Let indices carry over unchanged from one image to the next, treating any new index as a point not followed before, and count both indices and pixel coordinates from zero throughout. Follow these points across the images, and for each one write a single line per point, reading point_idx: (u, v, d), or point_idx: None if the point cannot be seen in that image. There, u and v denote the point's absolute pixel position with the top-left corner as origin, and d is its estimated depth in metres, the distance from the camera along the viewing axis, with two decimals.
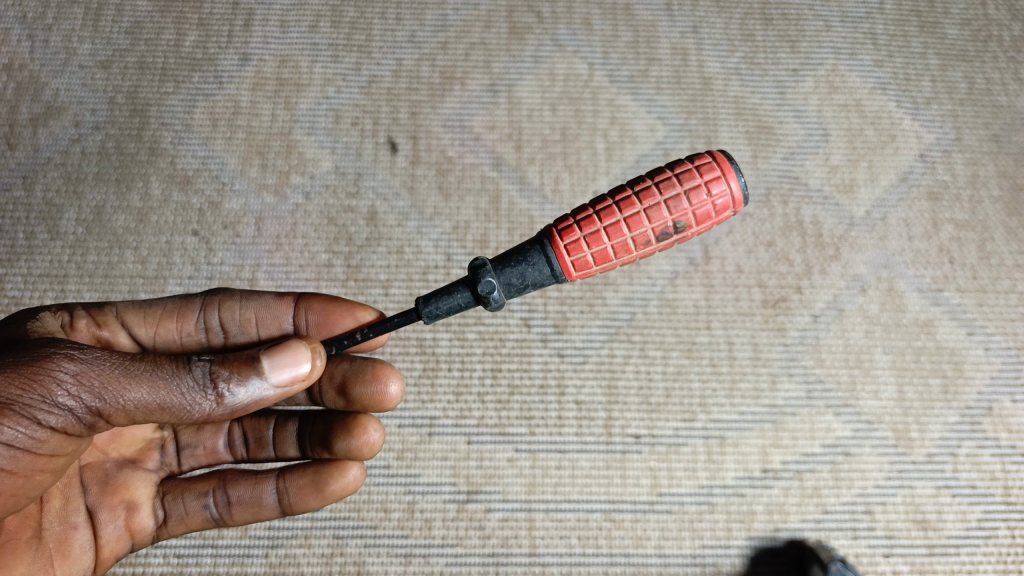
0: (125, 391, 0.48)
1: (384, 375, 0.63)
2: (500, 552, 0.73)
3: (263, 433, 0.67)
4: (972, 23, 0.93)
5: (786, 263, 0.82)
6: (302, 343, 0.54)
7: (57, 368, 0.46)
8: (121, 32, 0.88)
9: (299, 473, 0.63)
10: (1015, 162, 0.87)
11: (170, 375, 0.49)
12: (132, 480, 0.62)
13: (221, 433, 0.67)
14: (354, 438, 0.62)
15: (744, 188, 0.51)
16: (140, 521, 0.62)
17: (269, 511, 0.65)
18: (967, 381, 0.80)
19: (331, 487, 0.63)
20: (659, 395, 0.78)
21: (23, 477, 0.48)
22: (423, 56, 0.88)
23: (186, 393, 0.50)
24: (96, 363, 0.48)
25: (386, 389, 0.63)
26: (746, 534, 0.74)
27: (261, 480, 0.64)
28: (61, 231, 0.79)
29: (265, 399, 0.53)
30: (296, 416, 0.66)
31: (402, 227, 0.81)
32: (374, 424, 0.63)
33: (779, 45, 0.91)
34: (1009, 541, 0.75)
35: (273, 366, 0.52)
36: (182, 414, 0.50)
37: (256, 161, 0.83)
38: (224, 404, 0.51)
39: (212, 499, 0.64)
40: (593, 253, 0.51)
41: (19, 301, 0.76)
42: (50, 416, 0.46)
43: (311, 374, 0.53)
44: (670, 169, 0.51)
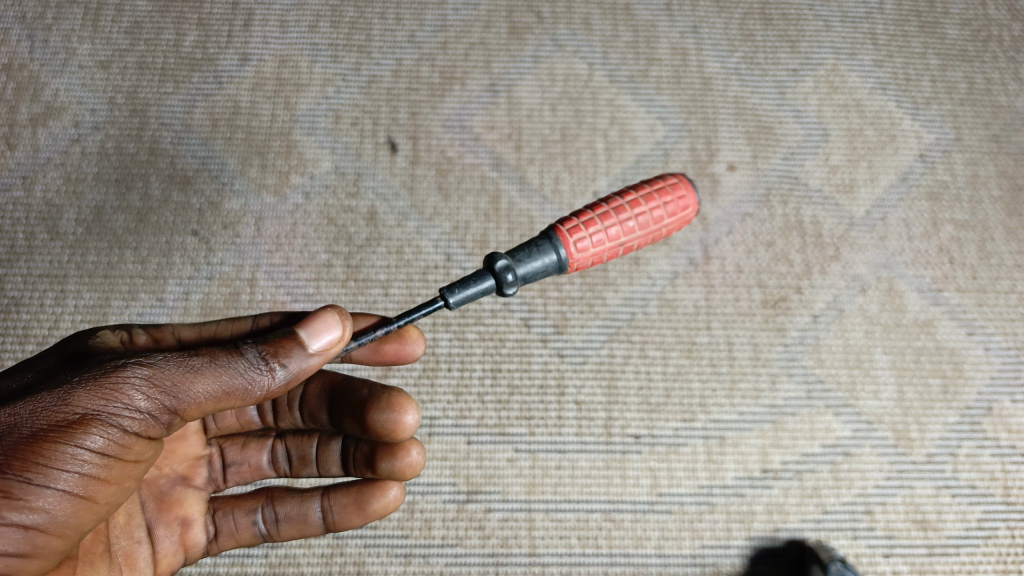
0: (193, 385, 0.47)
1: (401, 403, 0.56)
2: (500, 552, 0.72)
3: (305, 450, 0.64)
4: (972, 23, 0.93)
5: (786, 263, 0.82)
6: (330, 309, 0.53)
7: (132, 374, 0.46)
8: (122, 32, 0.89)
9: (343, 492, 0.61)
10: (1015, 162, 0.87)
11: (226, 361, 0.49)
12: (186, 496, 0.61)
13: (264, 448, 0.64)
14: (393, 460, 0.59)
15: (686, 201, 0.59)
16: (196, 535, 0.61)
17: (315, 528, 0.63)
18: (968, 381, 0.79)
19: (374, 506, 0.61)
20: (658, 395, 0.77)
21: (115, 486, 0.47)
22: (423, 56, 0.89)
23: (245, 373, 0.49)
24: (166, 364, 0.47)
25: (402, 418, 0.56)
26: (746, 534, 0.73)
27: (306, 499, 0.62)
28: (61, 231, 0.80)
29: (313, 368, 0.52)
30: (336, 434, 0.63)
31: (402, 227, 0.81)
32: (414, 445, 0.59)
33: (778, 46, 0.91)
34: (1010, 541, 0.74)
35: (310, 334, 0.52)
36: (244, 395, 0.49)
37: (256, 161, 0.83)
38: (282, 376, 0.50)
39: (261, 515, 0.63)
40: (593, 242, 0.54)
41: (18, 301, 0.77)
42: (131, 421, 0.46)
43: (344, 335, 0.53)
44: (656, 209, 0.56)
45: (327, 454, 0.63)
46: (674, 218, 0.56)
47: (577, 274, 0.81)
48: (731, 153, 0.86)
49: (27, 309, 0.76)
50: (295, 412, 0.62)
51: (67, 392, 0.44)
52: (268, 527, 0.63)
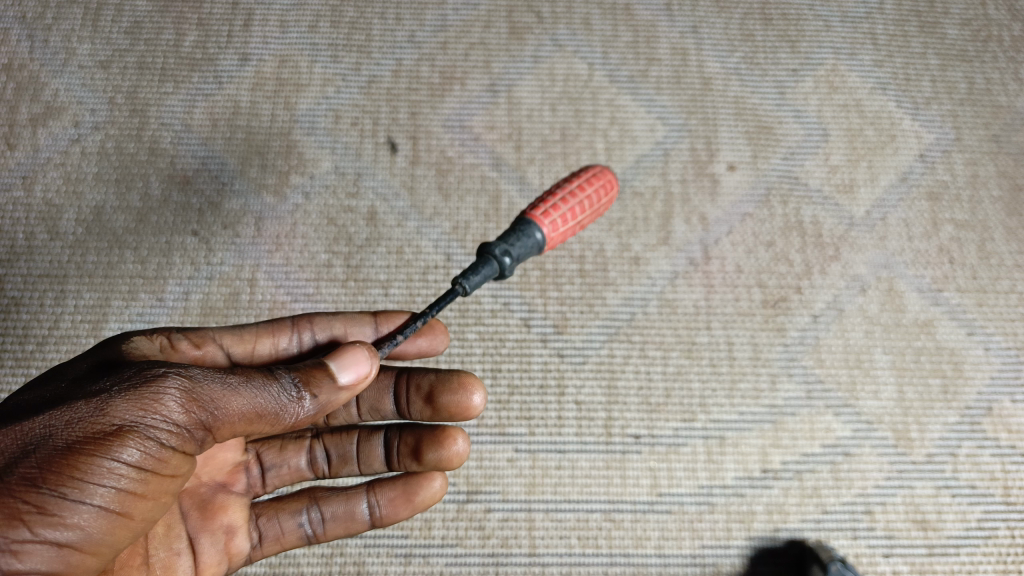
0: (231, 403, 0.48)
1: (469, 384, 0.63)
2: (500, 552, 0.72)
3: (347, 448, 0.66)
4: (972, 23, 0.93)
5: (786, 263, 0.82)
6: (359, 345, 0.52)
7: (167, 386, 0.46)
8: (122, 32, 0.89)
9: (390, 485, 0.64)
10: (1015, 162, 0.87)
11: (262, 384, 0.49)
12: (229, 502, 0.61)
13: (303, 450, 0.66)
14: (444, 449, 0.63)
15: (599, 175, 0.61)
16: (238, 544, 0.61)
17: (361, 525, 0.65)
18: (968, 381, 0.79)
19: (420, 497, 0.64)
20: (658, 395, 0.77)
21: (151, 501, 0.46)
22: (423, 56, 0.89)
23: (278, 398, 0.49)
24: (202, 378, 0.47)
25: (471, 399, 0.63)
26: (747, 534, 0.73)
27: (353, 495, 0.64)
28: (61, 231, 0.80)
29: (340, 401, 0.53)
30: (381, 428, 0.66)
31: (402, 227, 0.81)
32: (461, 435, 0.63)
33: (779, 45, 0.91)
34: (1009, 541, 0.74)
35: (340, 366, 0.51)
36: (278, 421, 0.50)
37: (256, 161, 0.83)
38: (316, 405, 0.51)
39: (306, 516, 0.63)
40: (564, 223, 0.56)
41: (18, 301, 0.76)
42: (167, 435, 0.46)
43: (372, 373, 0.52)
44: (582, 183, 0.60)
45: (371, 450, 0.66)
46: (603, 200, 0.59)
47: (576, 274, 0.81)
48: (731, 153, 0.86)
49: (27, 309, 0.76)
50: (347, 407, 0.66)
51: (104, 402, 0.44)
52: (314, 529, 0.64)
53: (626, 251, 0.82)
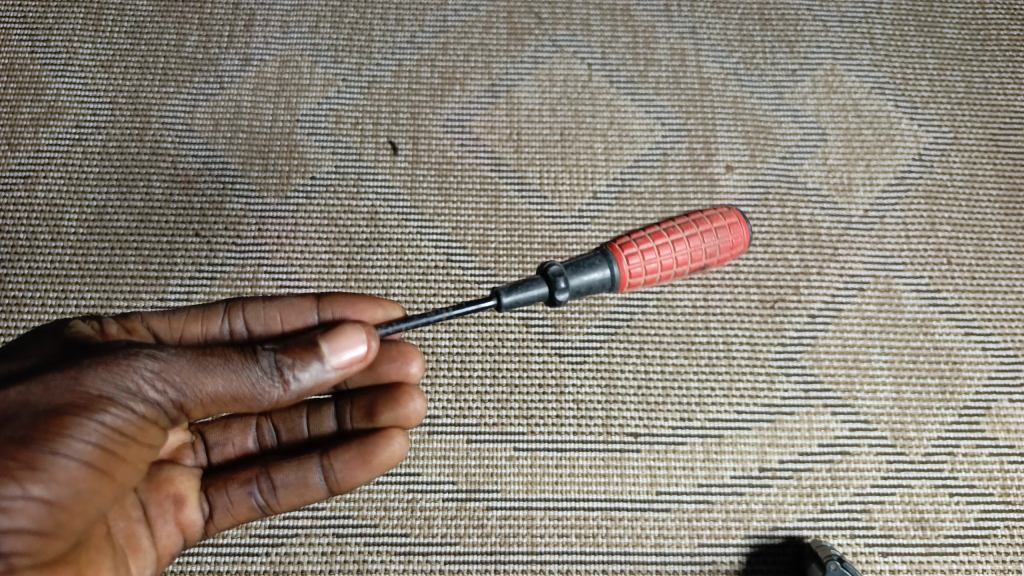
0: (204, 385, 0.53)
1: (408, 353, 0.68)
2: (499, 550, 0.73)
3: (296, 424, 0.68)
4: (970, 24, 0.94)
5: (783, 263, 0.83)
6: (358, 325, 0.58)
7: (142, 363, 0.51)
8: (123, 33, 0.89)
9: (345, 448, 0.63)
10: (1013, 162, 0.88)
11: (240, 365, 0.54)
12: (174, 475, 0.62)
13: (249, 430, 0.68)
14: (400, 408, 0.66)
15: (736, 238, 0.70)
16: (188, 516, 0.62)
17: (316, 492, 0.63)
18: (965, 381, 0.80)
19: (380, 457, 0.63)
20: (657, 394, 0.78)
21: (130, 465, 0.52)
22: (424, 57, 0.89)
23: (256, 381, 0.54)
24: (174, 358, 0.53)
25: (409, 367, 0.68)
26: (745, 533, 0.74)
27: (306, 461, 0.63)
28: (63, 231, 0.81)
29: (328, 382, 0.57)
30: (330, 403, 0.68)
31: (403, 227, 0.82)
32: (417, 396, 0.66)
33: (777, 46, 0.92)
34: (1007, 540, 0.75)
35: (332, 349, 0.56)
36: (252, 399, 0.55)
37: (258, 161, 0.84)
38: (292, 390, 0.55)
39: (256, 486, 0.63)
40: (642, 266, 0.68)
41: (20, 300, 0.78)
42: (142, 407, 0.51)
43: (369, 354, 0.58)
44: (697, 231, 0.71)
45: (320, 424, 0.68)
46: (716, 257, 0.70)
47: None
48: (729, 154, 0.87)
49: (29, 308, 0.77)
50: None
51: (82, 374, 0.50)
52: (260, 501, 0.63)
53: None
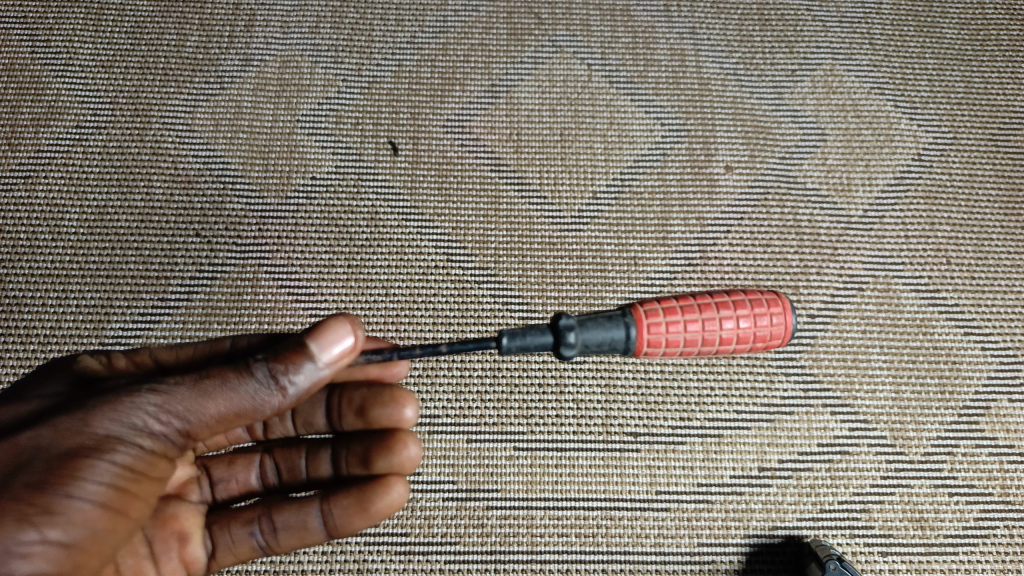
0: (205, 408, 0.51)
1: (402, 398, 0.63)
2: (499, 550, 0.73)
3: (296, 463, 0.66)
4: (970, 25, 0.94)
5: (782, 263, 0.83)
6: (342, 317, 0.55)
7: (145, 399, 0.51)
8: (123, 33, 0.90)
9: (343, 494, 0.61)
10: (1013, 162, 0.88)
11: (236, 382, 0.52)
12: (179, 511, 0.62)
13: (253, 466, 0.67)
14: (395, 455, 0.62)
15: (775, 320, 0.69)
16: (193, 552, 0.62)
17: (316, 536, 0.62)
18: (965, 381, 0.80)
19: (377, 506, 0.60)
20: (656, 393, 0.78)
21: (142, 500, 0.52)
22: (424, 58, 0.89)
23: (255, 394, 0.52)
24: (174, 388, 0.51)
25: (403, 413, 0.63)
26: (745, 533, 0.74)
27: (306, 504, 0.61)
28: (63, 231, 0.81)
29: (322, 380, 0.54)
30: (327, 445, 0.66)
31: (403, 227, 0.82)
32: (413, 441, 0.62)
33: (776, 46, 0.92)
34: (1007, 540, 0.75)
35: (321, 347, 0.53)
36: (255, 413, 0.53)
37: (258, 162, 0.84)
38: (290, 395, 0.53)
39: (258, 527, 0.62)
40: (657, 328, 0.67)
41: (21, 300, 0.78)
42: (150, 442, 0.51)
43: (357, 344, 0.55)
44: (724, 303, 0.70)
45: (318, 466, 0.66)
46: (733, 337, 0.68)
47: (576, 273, 0.81)
48: (729, 154, 0.87)
49: (30, 308, 0.78)
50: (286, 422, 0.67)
51: (87, 416, 0.50)
52: (262, 540, 0.62)
53: (625, 250, 0.82)
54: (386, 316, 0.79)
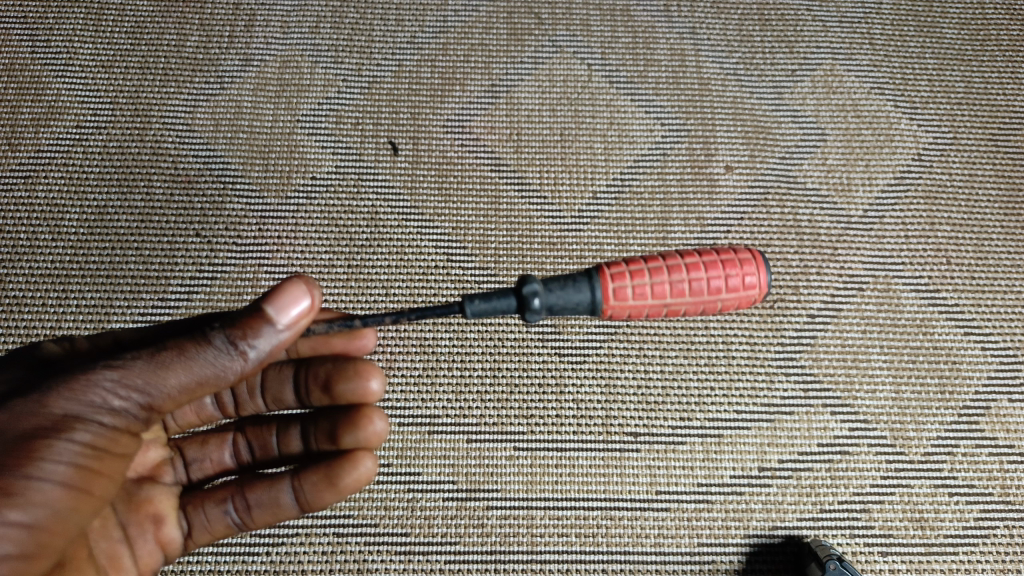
0: (164, 379, 0.51)
1: (366, 371, 0.63)
2: (499, 550, 0.73)
3: (268, 440, 0.66)
4: (970, 24, 0.94)
5: (782, 263, 0.83)
6: (296, 279, 0.54)
7: (101, 376, 0.50)
8: (123, 33, 0.90)
9: (312, 471, 0.60)
10: (1012, 162, 0.88)
11: (195, 352, 0.51)
12: (152, 493, 0.62)
13: (226, 444, 0.66)
14: (360, 431, 0.61)
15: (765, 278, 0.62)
16: (169, 533, 0.62)
17: (289, 511, 0.62)
18: (965, 380, 0.80)
19: (345, 481, 0.60)
20: (656, 393, 0.78)
21: (105, 478, 0.52)
22: (424, 58, 0.90)
23: (216, 361, 0.52)
24: (130, 362, 0.51)
25: (369, 386, 0.63)
26: (744, 533, 0.74)
27: (277, 481, 0.61)
28: (64, 231, 0.81)
29: (284, 342, 0.54)
30: (296, 421, 0.65)
31: (403, 227, 0.82)
32: (379, 416, 0.62)
33: (777, 47, 0.92)
34: (1007, 540, 0.75)
35: (278, 310, 0.52)
36: (218, 380, 0.52)
37: (258, 162, 0.84)
38: (253, 359, 0.52)
39: (231, 505, 0.62)
40: (634, 290, 0.59)
41: (21, 300, 0.78)
42: (110, 417, 0.51)
43: (314, 305, 0.54)
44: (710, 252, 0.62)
45: (290, 443, 0.65)
46: (711, 299, 0.61)
47: None
48: (729, 154, 0.87)
49: (30, 308, 0.78)
50: (256, 400, 0.67)
51: (43, 398, 0.50)
52: (236, 519, 0.63)
53: (625, 251, 0.82)
54: (386, 316, 0.79)
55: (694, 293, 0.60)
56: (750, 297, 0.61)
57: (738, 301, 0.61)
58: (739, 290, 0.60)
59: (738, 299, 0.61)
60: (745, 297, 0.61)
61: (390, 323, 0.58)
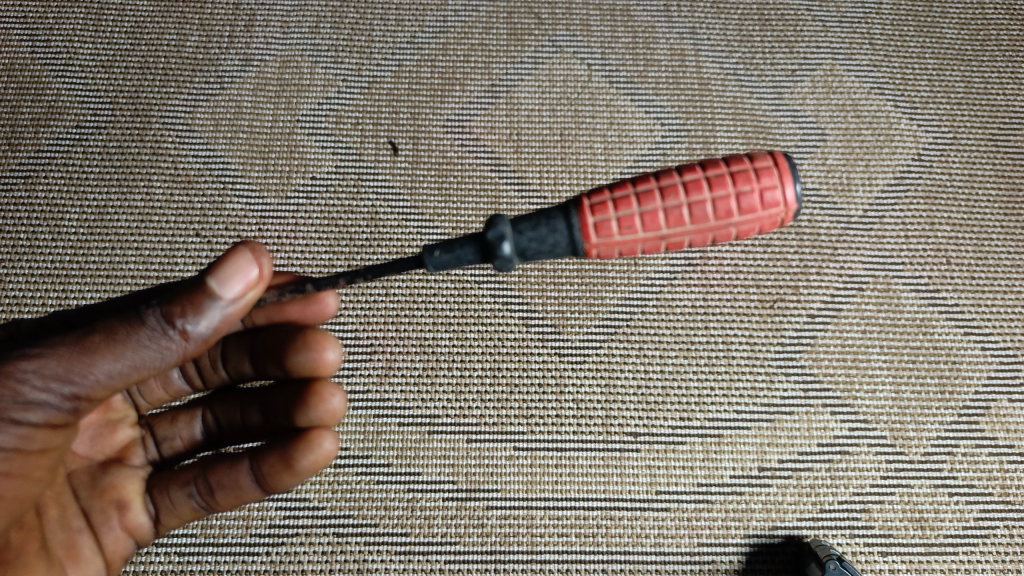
0: (92, 366, 0.50)
1: (320, 342, 0.62)
2: (499, 550, 0.73)
3: (235, 416, 0.66)
4: (970, 24, 0.94)
5: (782, 263, 0.83)
6: (241, 248, 0.51)
7: (18, 368, 0.49)
8: (123, 33, 0.90)
9: (269, 453, 0.58)
10: (1012, 162, 0.88)
11: (127, 335, 0.49)
12: (116, 479, 0.61)
13: (195, 421, 0.67)
14: (317, 408, 0.60)
15: (797, 196, 0.50)
16: (135, 518, 0.61)
17: (252, 494, 0.60)
18: (964, 380, 0.80)
19: (302, 463, 0.57)
20: (657, 393, 0.78)
21: (19, 478, 0.52)
22: (424, 58, 0.89)
23: (150, 344, 0.50)
24: (53, 351, 0.49)
25: (323, 357, 0.62)
26: (744, 532, 0.74)
27: (237, 463, 0.59)
28: (63, 231, 0.81)
29: (230, 318, 0.52)
30: (258, 400, 0.65)
31: (403, 227, 0.82)
32: (335, 391, 0.60)
33: (777, 47, 0.92)
34: (1006, 539, 0.75)
35: (222, 283, 0.50)
36: (155, 364, 0.51)
37: (258, 161, 0.84)
38: (193, 338, 0.51)
39: (195, 488, 0.61)
40: (620, 223, 0.49)
41: (21, 300, 0.78)
42: (32, 411, 0.50)
43: (263, 276, 0.52)
44: (725, 164, 0.50)
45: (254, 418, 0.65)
46: (717, 227, 0.50)
47: (575, 273, 0.81)
48: (729, 154, 0.87)
49: (30, 308, 0.78)
50: (221, 372, 0.67)
51: None
52: (201, 502, 0.61)
53: None
54: (386, 316, 0.79)
55: (695, 221, 0.50)
56: (769, 216, 0.50)
57: (752, 224, 0.50)
58: (752, 211, 0.50)
59: (753, 222, 0.50)
60: (761, 220, 0.50)
61: (345, 284, 0.54)
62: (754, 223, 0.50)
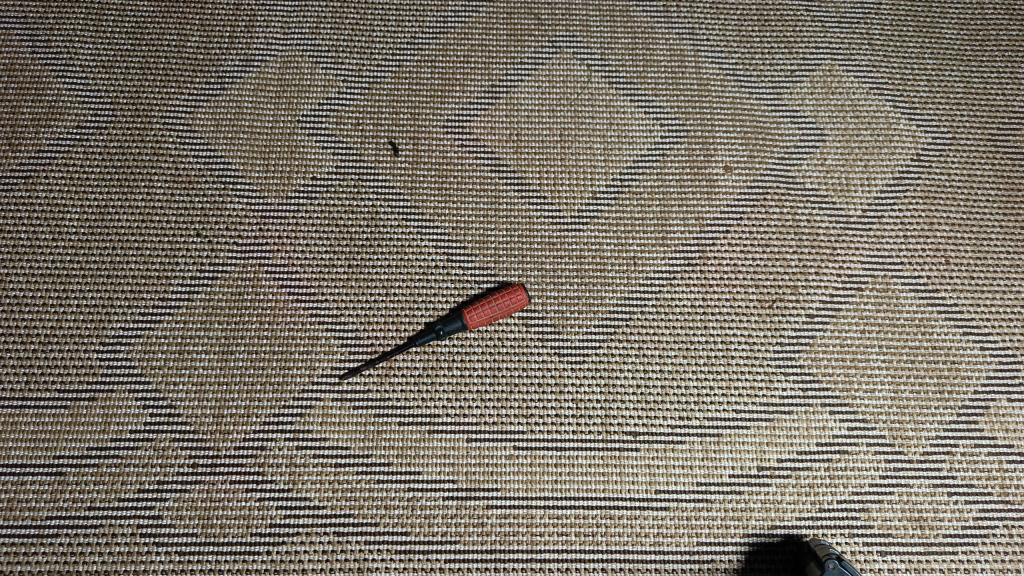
0: None
1: None
2: (500, 548, 0.74)
3: None
4: (971, 24, 0.93)
5: (782, 263, 0.83)
6: None
7: None
8: (122, 32, 0.89)
9: None
10: (1012, 162, 0.88)
11: None
12: None
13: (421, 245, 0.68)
14: None
15: (525, 289, 0.78)
16: None
17: None
18: (964, 380, 0.80)
19: None
20: (656, 392, 0.78)
21: None
22: (424, 58, 0.89)
23: None
24: None
25: None
26: (743, 531, 0.75)
27: None
28: (64, 232, 0.82)
29: None
30: None
31: (403, 227, 0.83)
32: None
33: (778, 47, 0.91)
34: (1005, 539, 0.75)
35: None
36: None
37: (259, 162, 0.85)
38: None
39: None
40: (486, 315, 0.76)
41: (21, 300, 0.79)
42: None
43: None
44: (506, 293, 0.76)
45: None
46: (513, 334, 0.79)
47: (575, 273, 0.81)
48: (728, 155, 0.87)
49: (30, 308, 0.79)
50: None
51: None
52: None
53: (625, 250, 0.83)
54: (386, 316, 0.80)
55: (497, 310, 0.76)
56: (523, 300, 0.77)
57: (515, 303, 0.77)
58: (508, 286, 0.79)
59: (513, 295, 0.77)
60: (518, 294, 0.77)
61: None
62: (514, 292, 0.77)
